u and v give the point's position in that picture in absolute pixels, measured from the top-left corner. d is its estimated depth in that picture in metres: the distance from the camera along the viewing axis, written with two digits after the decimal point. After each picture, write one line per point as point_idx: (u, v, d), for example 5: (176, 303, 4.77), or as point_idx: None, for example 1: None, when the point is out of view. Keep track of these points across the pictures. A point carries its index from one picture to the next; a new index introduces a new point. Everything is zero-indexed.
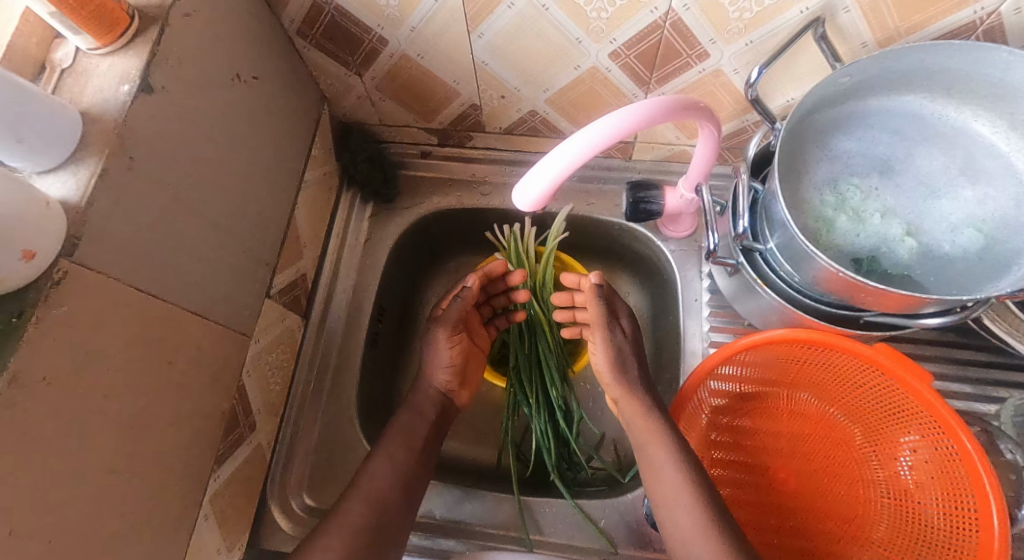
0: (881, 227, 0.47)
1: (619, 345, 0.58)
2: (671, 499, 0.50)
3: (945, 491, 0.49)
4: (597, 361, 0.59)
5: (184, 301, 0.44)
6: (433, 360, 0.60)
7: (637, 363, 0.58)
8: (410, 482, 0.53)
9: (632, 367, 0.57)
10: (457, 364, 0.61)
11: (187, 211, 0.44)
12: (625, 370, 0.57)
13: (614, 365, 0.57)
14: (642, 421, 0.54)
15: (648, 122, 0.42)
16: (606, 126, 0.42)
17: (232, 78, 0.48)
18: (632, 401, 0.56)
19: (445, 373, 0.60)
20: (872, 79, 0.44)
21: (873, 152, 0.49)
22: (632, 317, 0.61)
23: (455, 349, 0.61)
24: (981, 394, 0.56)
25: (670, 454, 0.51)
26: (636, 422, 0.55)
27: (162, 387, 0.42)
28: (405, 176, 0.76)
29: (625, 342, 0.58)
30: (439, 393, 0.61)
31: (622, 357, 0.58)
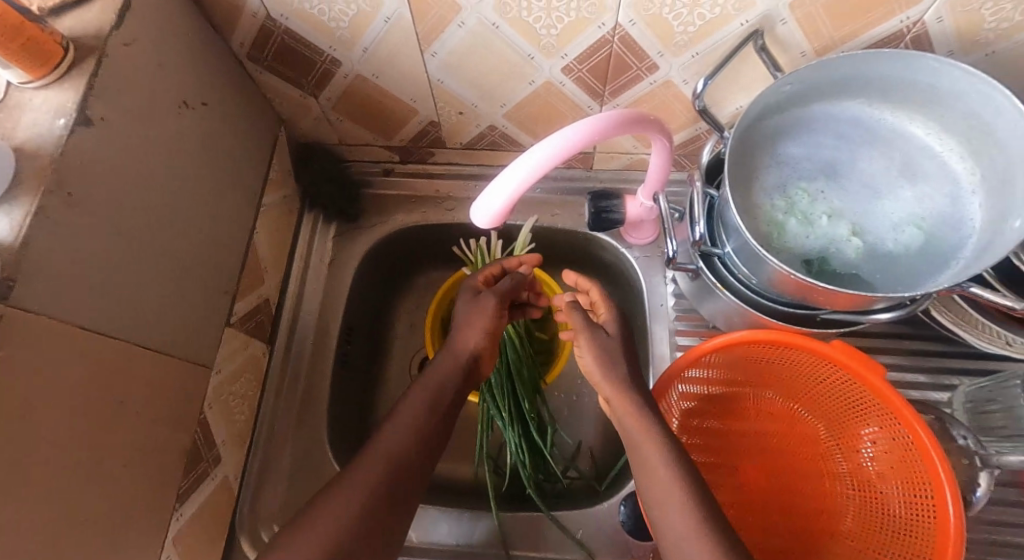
0: (828, 229, 0.48)
1: (604, 344, 0.55)
2: (664, 502, 0.46)
3: (905, 480, 0.51)
4: (585, 362, 0.56)
5: (136, 336, 0.43)
6: (471, 322, 0.58)
7: (628, 361, 0.55)
8: (398, 497, 0.47)
9: (620, 364, 0.54)
10: (493, 335, 0.58)
11: (136, 245, 0.42)
12: (612, 368, 0.53)
13: (601, 362, 0.54)
14: (636, 420, 0.50)
15: (598, 135, 0.43)
16: (556, 143, 0.42)
17: (179, 106, 0.47)
18: (625, 399, 0.51)
19: (477, 334, 0.57)
20: (813, 87, 0.46)
21: (817, 156, 0.50)
22: (622, 322, 0.58)
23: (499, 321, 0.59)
24: (934, 383, 0.59)
25: (666, 455, 0.48)
26: (628, 423, 0.51)
27: (116, 427, 0.40)
28: (368, 194, 0.75)
29: (612, 341, 0.56)
30: (467, 357, 0.57)
31: (608, 355, 0.54)
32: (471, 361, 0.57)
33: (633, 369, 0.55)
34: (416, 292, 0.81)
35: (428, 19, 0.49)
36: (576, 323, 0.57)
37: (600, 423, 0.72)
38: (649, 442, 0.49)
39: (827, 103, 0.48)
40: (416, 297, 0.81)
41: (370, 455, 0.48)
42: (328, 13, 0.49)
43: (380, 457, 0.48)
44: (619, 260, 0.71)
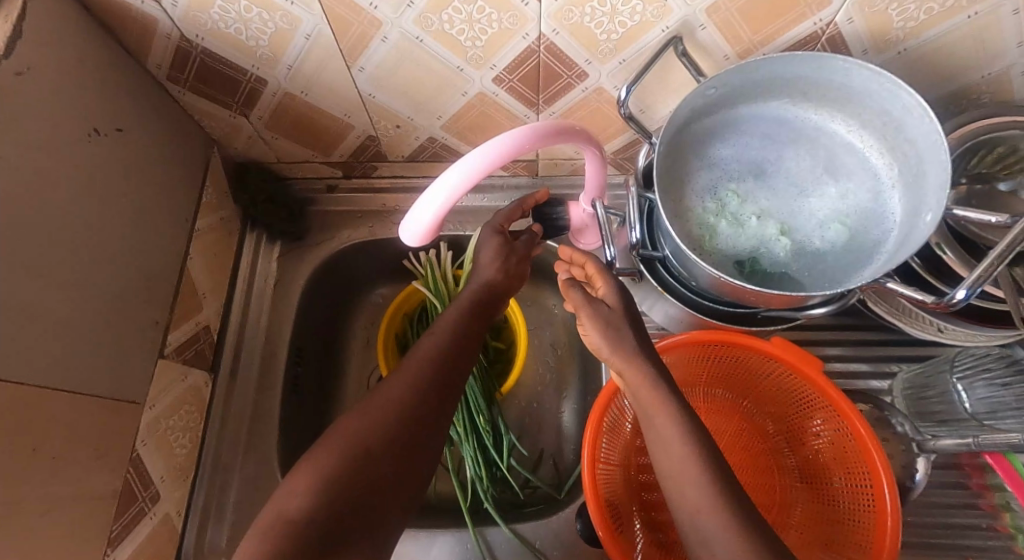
0: (758, 228, 0.49)
1: (607, 317, 0.48)
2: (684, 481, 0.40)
3: (846, 471, 0.52)
4: (596, 343, 0.48)
5: (50, 380, 0.41)
6: (492, 254, 0.56)
7: (636, 330, 0.47)
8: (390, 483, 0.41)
9: (626, 332, 0.47)
10: (509, 266, 0.56)
11: (43, 284, 0.41)
12: (619, 339, 0.46)
13: (608, 335, 0.47)
14: (643, 388, 0.44)
15: (528, 146, 0.43)
16: (489, 151, 0.42)
17: (88, 134, 0.45)
18: (637, 368, 0.45)
19: (498, 271, 0.56)
20: (735, 90, 0.47)
21: (745, 156, 0.51)
22: (626, 291, 0.50)
23: (517, 263, 0.57)
24: (875, 371, 0.60)
25: (679, 427, 0.42)
26: (642, 393, 0.44)
27: (30, 477, 0.38)
28: (312, 211, 0.74)
29: (614, 310, 0.48)
30: (480, 285, 0.55)
31: (609, 325, 0.47)
32: (494, 295, 0.55)
33: (645, 338, 0.47)
34: (370, 308, 0.80)
35: (348, 35, 0.48)
36: (575, 301, 0.50)
37: (559, 430, 0.71)
38: (658, 412, 0.43)
39: (751, 104, 0.49)
40: (370, 312, 0.80)
41: (338, 440, 0.42)
42: (245, 31, 0.47)
43: (349, 443, 0.41)
44: None
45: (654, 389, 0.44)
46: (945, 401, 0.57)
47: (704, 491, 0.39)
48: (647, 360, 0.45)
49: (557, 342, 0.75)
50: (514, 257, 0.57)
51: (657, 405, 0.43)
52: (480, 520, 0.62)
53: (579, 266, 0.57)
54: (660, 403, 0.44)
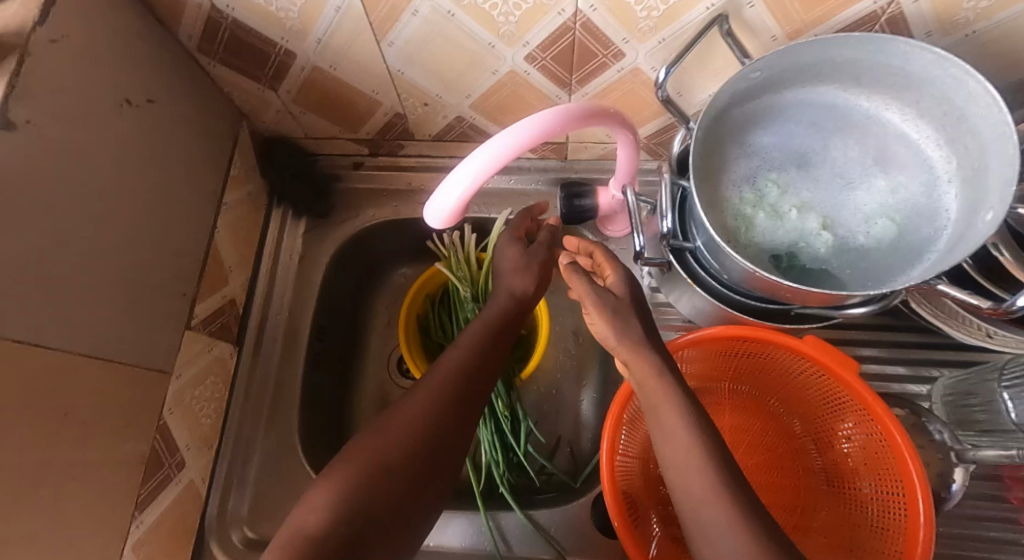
0: (798, 222, 0.46)
1: (610, 304, 0.46)
2: (688, 473, 0.40)
3: (877, 477, 0.50)
4: (600, 333, 0.46)
5: (81, 348, 0.42)
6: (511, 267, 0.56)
7: (639, 320, 0.45)
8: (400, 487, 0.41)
9: (631, 321, 0.44)
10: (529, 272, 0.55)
11: (76, 254, 0.41)
12: (622, 330, 0.44)
13: (610, 323, 0.45)
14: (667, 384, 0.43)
15: (535, 142, 0.41)
16: (482, 161, 0.41)
17: (120, 104, 0.46)
18: (642, 357, 0.43)
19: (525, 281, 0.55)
20: (782, 72, 0.44)
21: (788, 144, 0.48)
22: (632, 281, 0.48)
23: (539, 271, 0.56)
24: (913, 375, 0.57)
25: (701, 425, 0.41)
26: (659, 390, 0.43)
27: (58, 442, 0.39)
28: (339, 188, 0.74)
29: (618, 299, 0.46)
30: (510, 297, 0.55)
31: (611, 313, 0.45)
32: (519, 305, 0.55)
33: (650, 331, 0.45)
34: (392, 287, 0.80)
35: (379, 9, 0.46)
36: (577, 286, 0.48)
37: (577, 417, 0.71)
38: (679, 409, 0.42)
39: (799, 89, 0.46)
40: (392, 291, 0.80)
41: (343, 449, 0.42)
42: (275, 2, 0.46)
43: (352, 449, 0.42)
44: None
45: (658, 378, 0.42)
46: (990, 411, 0.54)
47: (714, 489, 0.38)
48: (648, 349, 0.43)
49: (580, 330, 0.74)
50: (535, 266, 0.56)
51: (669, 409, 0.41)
52: (496, 504, 0.62)
53: (585, 254, 0.56)
54: (685, 397, 0.42)
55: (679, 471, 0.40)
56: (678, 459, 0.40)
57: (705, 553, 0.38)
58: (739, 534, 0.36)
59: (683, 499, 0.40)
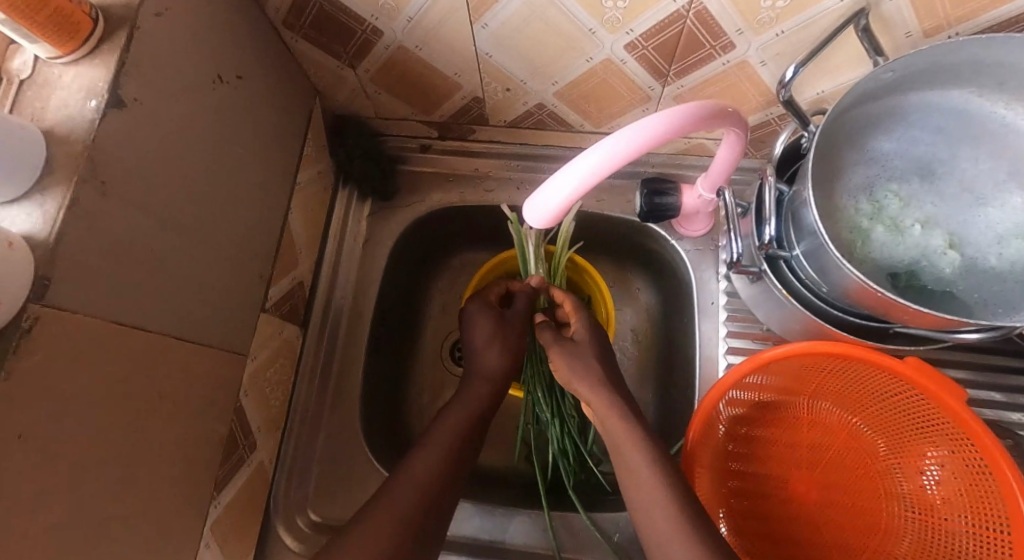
0: (921, 237, 0.44)
1: (570, 350, 0.55)
2: (652, 510, 0.44)
3: (975, 510, 0.48)
4: (568, 380, 0.54)
5: (172, 329, 0.41)
6: (490, 342, 0.59)
7: (596, 359, 0.55)
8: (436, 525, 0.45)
9: (589, 360, 0.54)
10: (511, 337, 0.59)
11: (171, 234, 0.40)
12: (586, 368, 0.53)
13: (572, 368, 0.54)
14: None
15: (651, 143, 0.38)
16: (597, 163, 0.39)
17: (213, 80, 0.44)
18: (598, 395, 0.51)
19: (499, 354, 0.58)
20: (917, 73, 0.40)
21: (913, 153, 0.45)
22: (591, 325, 0.58)
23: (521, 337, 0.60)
24: (1009, 402, 0.54)
25: None
26: None
27: (152, 423, 0.39)
28: (404, 170, 0.72)
29: (577, 343, 0.56)
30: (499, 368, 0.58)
31: (572, 354, 0.55)
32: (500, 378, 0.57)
33: (607, 367, 0.54)
34: (449, 273, 0.78)
35: None
36: (547, 339, 0.58)
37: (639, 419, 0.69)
38: None
39: (931, 93, 0.42)
40: (449, 278, 0.78)
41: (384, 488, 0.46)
42: None
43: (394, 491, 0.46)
44: (668, 251, 0.67)
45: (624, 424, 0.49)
46: None
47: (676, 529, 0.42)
48: (606, 387, 0.52)
49: (637, 328, 0.73)
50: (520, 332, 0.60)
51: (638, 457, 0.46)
52: (559, 502, 0.61)
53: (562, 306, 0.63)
54: None
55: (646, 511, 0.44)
56: (642, 499, 0.45)
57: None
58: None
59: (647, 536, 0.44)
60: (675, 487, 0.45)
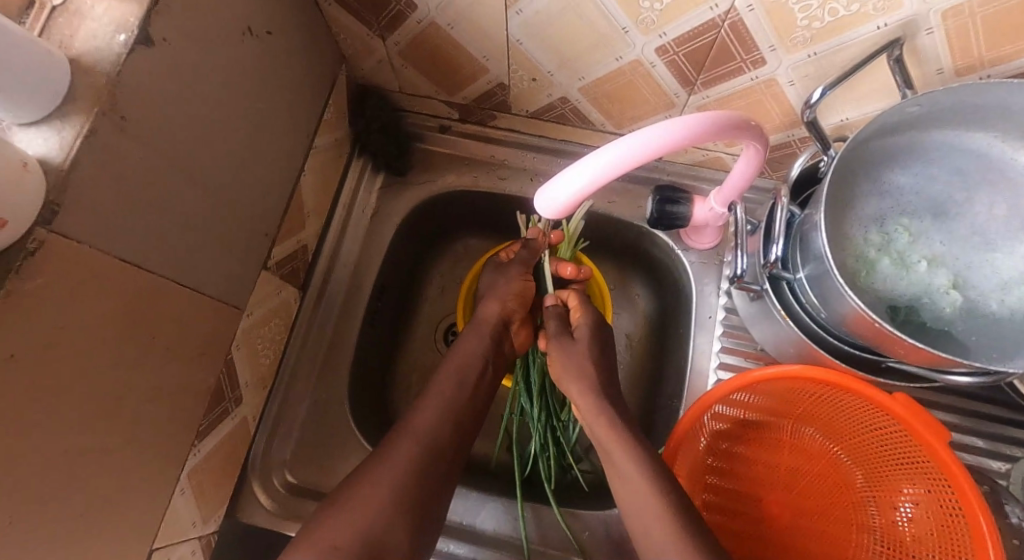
0: (925, 275, 0.44)
1: (567, 349, 0.57)
2: (644, 513, 0.45)
3: (944, 551, 0.48)
4: (564, 383, 0.56)
5: (173, 273, 0.41)
6: (492, 289, 0.61)
7: (592, 358, 0.55)
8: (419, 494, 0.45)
9: (584, 362, 0.55)
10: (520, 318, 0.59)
11: (184, 179, 0.41)
12: (579, 370, 0.55)
13: (566, 374, 0.56)
14: None
15: (669, 147, 0.38)
16: (609, 162, 0.39)
17: (243, 32, 0.44)
18: (588, 399, 0.53)
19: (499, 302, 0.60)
20: (943, 112, 0.40)
21: (927, 191, 0.46)
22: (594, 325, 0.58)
23: (523, 284, 0.62)
24: (993, 451, 0.54)
25: None
26: None
27: (143, 363, 0.40)
28: (421, 149, 0.72)
29: (575, 341, 0.57)
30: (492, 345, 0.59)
31: (568, 353, 0.56)
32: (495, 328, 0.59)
33: (602, 367, 0.55)
34: (452, 256, 0.79)
35: None
36: (551, 333, 0.59)
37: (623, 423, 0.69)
38: None
39: (952, 132, 0.43)
40: (451, 260, 0.79)
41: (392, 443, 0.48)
42: None
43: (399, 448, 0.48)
44: (672, 261, 0.67)
45: (607, 425, 0.51)
46: None
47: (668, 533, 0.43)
48: (598, 396, 0.53)
49: (632, 334, 0.73)
50: (519, 281, 0.62)
51: (625, 456, 0.48)
52: (534, 496, 0.62)
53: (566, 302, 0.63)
54: None
55: (636, 512, 0.46)
56: (633, 504, 0.46)
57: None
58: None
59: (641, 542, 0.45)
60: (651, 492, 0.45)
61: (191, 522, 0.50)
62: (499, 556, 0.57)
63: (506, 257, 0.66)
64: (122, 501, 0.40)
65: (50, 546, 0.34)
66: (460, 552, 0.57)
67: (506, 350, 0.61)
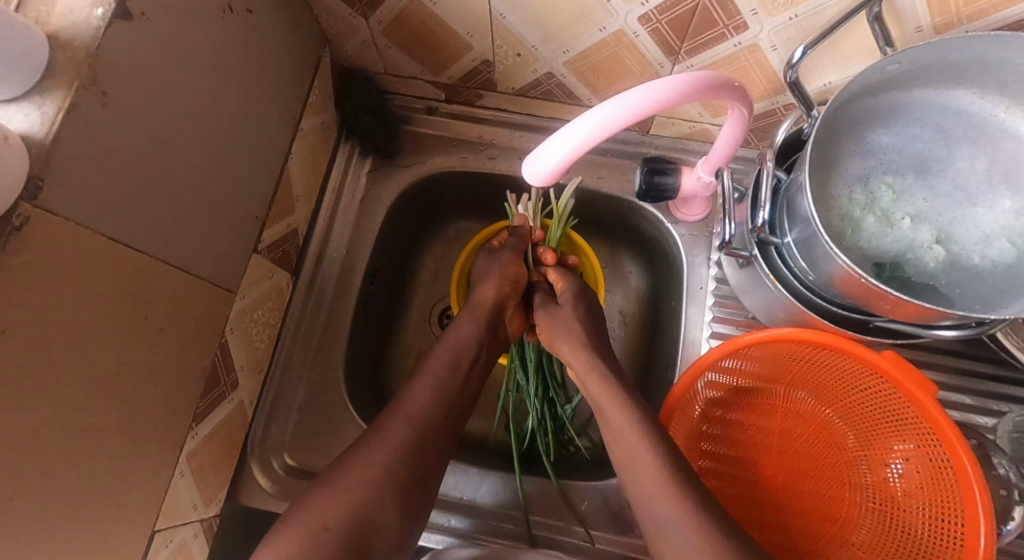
0: (909, 232, 0.45)
1: (555, 315, 0.59)
2: (637, 466, 0.46)
3: (933, 504, 0.49)
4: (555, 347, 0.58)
5: (163, 253, 0.41)
6: (485, 276, 0.61)
7: (579, 322, 0.57)
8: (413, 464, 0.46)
9: (572, 325, 0.57)
10: None
11: (170, 158, 0.40)
12: (569, 335, 0.56)
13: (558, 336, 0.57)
14: None
15: (661, 105, 0.39)
16: (605, 117, 0.38)
17: (222, 10, 0.44)
18: (578, 354, 0.55)
19: (494, 285, 0.60)
20: (923, 68, 0.41)
21: (910, 149, 0.46)
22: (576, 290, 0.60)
23: (517, 268, 0.61)
24: (980, 407, 0.56)
25: None
26: None
27: (136, 343, 0.40)
28: (408, 131, 0.72)
29: (559, 308, 0.59)
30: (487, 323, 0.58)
31: (556, 320, 0.58)
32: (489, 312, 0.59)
33: (592, 331, 0.57)
34: (444, 239, 0.79)
35: None
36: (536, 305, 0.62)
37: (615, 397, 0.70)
38: None
39: (933, 89, 0.43)
40: (443, 244, 0.79)
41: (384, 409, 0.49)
42: None
43: (388, 423, 0.48)
44: (662, 234, 0.68)
45: (602, 382, 0.52)
46: None
47: (663, 485, 0.44)
48: (585, 348, 0.55)
49: (626, 310, 0.74)
50: (513, 266, 0.61)
51: None
52: (533, 470, 0.62)
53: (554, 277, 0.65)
54: None
55: (630, 466, 0.46)
56: (628, 456, 0.47)
57: (654, 537, 0.44)
58: (692, 528, 0.41)
59: (637, 499, 0.46)
60: (633, 457, 0.46)
61: (192, 504, 0.51)
62: (499, 529, 0.57)
63: (497, 245, 0.66)
64: (121, 481, 0.41)
65: (49, 524, 0.34)
66: (461, 527, 0.57)
67: (502, 335, 0.60)
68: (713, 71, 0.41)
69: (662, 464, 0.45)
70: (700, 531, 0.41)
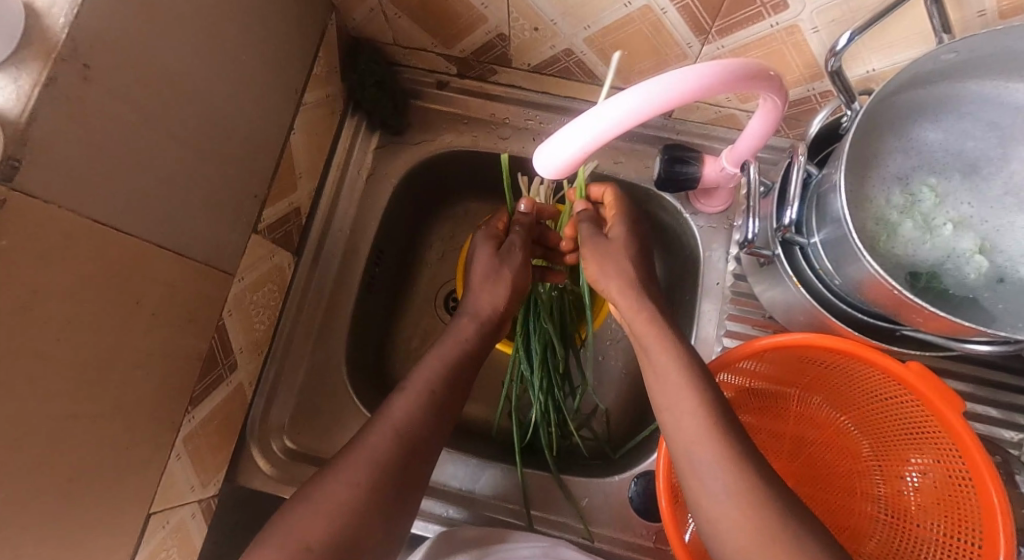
0: (951, 238, 0.42)
1: (604, 248, 0.53)
2: (679, 411, 0.44)
3: (949, 520, 0.47)
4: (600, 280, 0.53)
5: (155, 235, 0.39)
6: (480, 274, 0.57)
7: (630, 259, 0.53)
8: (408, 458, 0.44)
9: (621, 261, 0.52)
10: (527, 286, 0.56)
11: (158, 135, 0.38)
12: (617, 269, 0.52)
13: (606, 269, 0.52)
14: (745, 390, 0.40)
15: (679, 101, 0.36)
16: (615, 113, 0.36)
17: None
18: (625, 294, 0.50)
19: (492, 291, 0.56)
20: (982, 58, 0.37)
21: (959, 147, 0.43)
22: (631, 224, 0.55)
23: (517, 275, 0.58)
24: (1005, 420, 0.53)
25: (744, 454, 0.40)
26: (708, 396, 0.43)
27: (126, 330, 0.38)
28: (418, 106, 0.68)
29: (610, 242, 0.54)
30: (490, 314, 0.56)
31: (606, 253, 0.53)
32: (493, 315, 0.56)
33: (641, 271, 0.52)
34: (452, 220, 0.76)
35: None
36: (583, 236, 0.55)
37: (622, 391, 0.68)
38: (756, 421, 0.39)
39: (990, 81, 0.39)
40: (452, 225, 0.76)
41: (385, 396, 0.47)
42: None
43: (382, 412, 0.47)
44: (680, 224, 0.65)
45: (649, 322, 0.48)
46: None
47: (707, 429, 0.42)
48: (636, 291, 0.50)
49: None
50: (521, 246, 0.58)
51: (669, 359, 0.46)
52: (534, 463, 0.61)
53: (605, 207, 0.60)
54: None
55: (674, 410, 0.44)
56: (670, 398, 0.44)
57: (689, 484, 0.42)
58: (731, 471, 0.39)
59: (675, 446, 0.43)
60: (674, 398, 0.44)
61: (189, 486, 0.50)
62: (496, 522, 0.57)
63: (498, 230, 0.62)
64: (113, 468, 0.40)
65: (39, 514, 0.34)
66: (458, 517, 0.57)
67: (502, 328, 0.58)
68: (749, 60, 0.38)
69: (704, 407, 0.43)
70: (739, 484, 0.39)
